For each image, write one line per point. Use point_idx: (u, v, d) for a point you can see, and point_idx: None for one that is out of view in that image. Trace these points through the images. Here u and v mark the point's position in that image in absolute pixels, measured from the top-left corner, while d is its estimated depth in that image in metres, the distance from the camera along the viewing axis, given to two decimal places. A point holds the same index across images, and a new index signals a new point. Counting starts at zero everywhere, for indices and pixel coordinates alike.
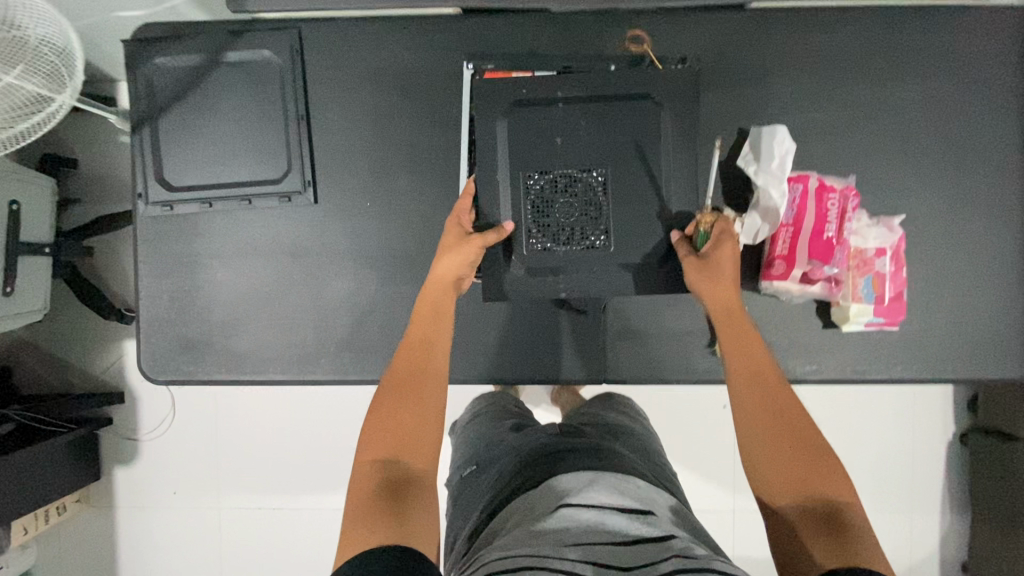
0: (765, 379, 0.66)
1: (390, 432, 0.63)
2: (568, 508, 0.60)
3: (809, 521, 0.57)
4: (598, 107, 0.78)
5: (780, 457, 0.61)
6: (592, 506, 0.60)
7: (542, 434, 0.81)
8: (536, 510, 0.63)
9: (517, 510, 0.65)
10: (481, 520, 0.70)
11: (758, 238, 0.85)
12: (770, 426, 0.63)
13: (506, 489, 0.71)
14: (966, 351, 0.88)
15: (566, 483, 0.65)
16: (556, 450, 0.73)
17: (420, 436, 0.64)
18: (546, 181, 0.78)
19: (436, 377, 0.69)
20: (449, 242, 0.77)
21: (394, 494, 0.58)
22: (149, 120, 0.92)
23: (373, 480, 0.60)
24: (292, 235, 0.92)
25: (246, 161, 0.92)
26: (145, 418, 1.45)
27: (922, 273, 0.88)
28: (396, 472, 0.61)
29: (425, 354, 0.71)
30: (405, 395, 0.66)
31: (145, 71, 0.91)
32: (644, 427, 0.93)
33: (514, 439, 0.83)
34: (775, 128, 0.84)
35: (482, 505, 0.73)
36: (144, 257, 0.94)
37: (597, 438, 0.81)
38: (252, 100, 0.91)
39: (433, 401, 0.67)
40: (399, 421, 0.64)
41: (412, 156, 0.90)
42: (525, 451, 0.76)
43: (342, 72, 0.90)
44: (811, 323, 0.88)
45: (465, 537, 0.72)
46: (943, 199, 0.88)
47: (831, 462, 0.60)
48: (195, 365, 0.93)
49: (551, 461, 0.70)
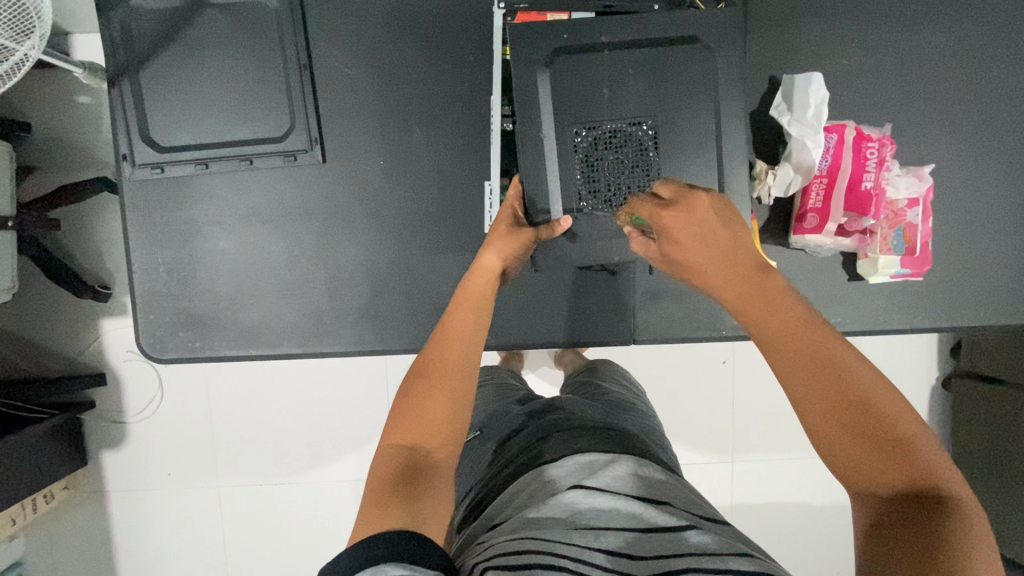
0: (802, 344, 0.53)
1: (414, 419, 0.59)
2: (578, 491, 0.56)
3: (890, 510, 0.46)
4: (644, 54, 0.73)
5: (845, 434, 0.49)
6: (607, 492, 0.56)
7: (548, 410, 0.77)
8: (542, 492, 0.58)
9: (521, 488, 0.61)
10: (484, 496, 0.67)
11: (790, 190, 0.83)
12: (824, 397, 0.50)
13: (512, 464, 0.67)
14: (987, 299, 0.88)
15: (572, 468, 0.60)
16: (563, 431, 0.69)
17: (445, 429, 0.59)
18: (594, 136, 0.74)
19: (467, 370, 0.64)
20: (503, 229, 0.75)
21: (410, 482, 0.54)
22: (129, 71, 0.82)
23: (391, 464, 0.56)
24: (298, 198, 0.86)
25: (244, 117, 0.84)
26: (131, 400, 1.36)
27: (949, 221, 0.88)
28: (416, 461, 0.57)
29: (459, 343, 0.66)
30: (436, 384, 0.62)
31: (120, 15, 0.81)
32: (643, 401, 0.90)
33: (521, 413, 0.80)
34: (811, 75, 0.81)
35: (483, 479, 0.70)
36: (134, 226, 0.86)
37: (601, 411, 0.78)
38: (246, 48, 0.82)
39: (463, 397, 0.62)
40: (424, 411, 0.60)
41: (427, 108, 0.84)
42: (532, 431, 0.72)
43: (345, 16, 0.82)
44: (839, 276, 0.88)
45: (465, 508, 0.69)
46: (975, 145, 0.86)
47: (914, 442, 0.48)
48: (202, 342, 0.87)
49: (556, 442, 0.66)
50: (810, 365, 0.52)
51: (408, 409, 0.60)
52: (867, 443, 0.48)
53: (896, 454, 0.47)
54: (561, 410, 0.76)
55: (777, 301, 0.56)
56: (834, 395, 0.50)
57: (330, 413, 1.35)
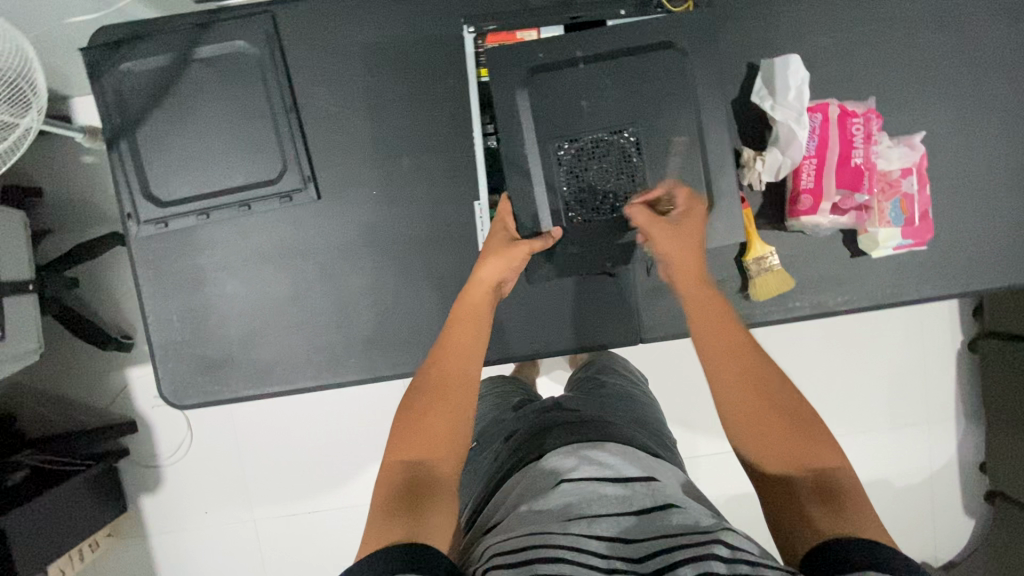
0: (731, 352, 0.66)
1: (417, 435, 0.60)
2: (568, 483, 0.56)
3: (804, 491, 0.57)
4: (619, 62, 0.73)
5: (760, 424, 0.61)
6: (597, 480, 0.56)
7: (544, 407, 0.77)
8: (534, 485, 0.58)
9: (517, 484, 0.60)
10: (485, 497, 0.67)
11: (780, 173, 0.82)
12: (750, 391, 0.63)
13: (510, 462, 0.67)
14: (994, 259, 0.87)
15: (560, 461, 0.60)
16: (555, 425, 0.69)
17: (449, 445, 0.61)
18: (577, 148, 0.74)
19: (466, 385, 0.65)
20: (495, 247, 0.74)
21: (417, 495, 0.55)
22: (126, 133, 0.85)
23: (397, 480, 0.57)
24: (297, 235, 0.88)
25: (238, 164, 0.86)
26: (162, 443, 1.40)
27: (946, 186, 0.86)
28: (420, 476, 0.58)
29: (459, 357, 0.67)
30: (436, 399, 0.63)
31: (111, 79, 0.84)
32: (642, 390, 0.90)
33: (518, 414, 0.79)
34: (788, 57, 0.80)
35: (483, 483, 0.70)
36: (144, 280, 0.89)
37: (598, 404, 0.77)
38: (233, 97, 0.85)
39: (466, 411, 0.63)
40: (426, 428, 0.61)
41: (412, 135, 0.86)
42: (526, 430, 0.71)
43: (326, 55, 0.85)
44: (840, 253, 0.87)
45: (469, 513, 0.69)
46: (964, 108, 0.85)
47: (820, 437, 0.60)
48: (221, 385, 0.89)
49: (550, 438, 0.66)
50: (737, 368, 0.65)
51: (410, 425, 0.62)
52: (777, 427, 0.61)
53: (808, 450, 0.59)
54: (555, 408, 0.75)
55: (717, 317, 0.69)
56: (766, 400, 0.62)
57: (355, 435, 1.37)
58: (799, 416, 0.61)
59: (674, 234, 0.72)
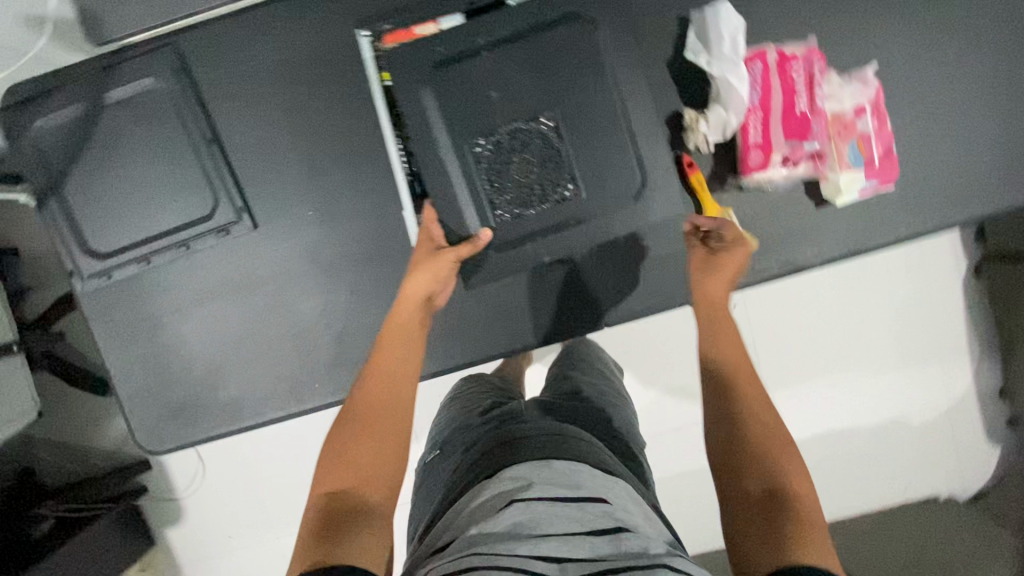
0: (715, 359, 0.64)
1: (347, 462, 0.58)
2: (517, 502, 0.52)
3: (757, 504, 0.51)
4: (524, 43, 0.71)
5: (729, 429, 0.57)
6: (546, 497, 0.52)
7: (502, 416, 0.73)
8: (482, 507, 0.54)
9: (467, 504, 0.57)
10: (437, 514, 0.64)
11: (728, 131, 0.77)
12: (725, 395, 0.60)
13: (465, 478, 0.63)
14: (974, 186, 0.80)
15: (511, 479, 0.56)
16: (512, 436, 0.64)
17: (383, 473, 0.58)
18: (494, 143, 0.72)
19: (400, 408, 0.63)
20: (421, 259, 0.73)
21: (341, 524, 0.53)
22: (54, 191, 0.84)
23: (322, 508, 0.55)
24: (241, 267, 0.86)
25: (169, 205, 0.84)
26: (176, 477, 1.42)
27: (908, 117, 0.80)
28: (347, 503, 0.55)
29: (394, 379, 0.65)
30: (369, 425, 0.61)
31: (29, 138, 0.83)
32: (611, 383, 0.87)
33: (477, 423, 0.76)
34: (716, 7, 0.75)
35: (437, 501, 0.66)
36: (101, 334, 0.88)
37: (559, 411, 0.74)
38: (153, 137, 0.83)
39: (399, 437, 0.61)
40: (357, 454, 0.59)
41: (339, 148, 0.83)
42: (482, 442, 0.67)
43: (237, 79, 0.82)
44: (804, 204, 0.80)
45: (420, 532, 0.65)
46: (916, 30, 0.79)
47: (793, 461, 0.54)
48: (193, 426, 0.89)
49: (505, 450, 0.62)
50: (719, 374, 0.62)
51: (340, 452, 0.59)
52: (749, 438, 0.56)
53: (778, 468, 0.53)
54: (513, 417, 0.72)
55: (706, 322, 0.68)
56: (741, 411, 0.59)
57: None
58: (774, 435, 0.56)
59: (707, 265, 0.72)
